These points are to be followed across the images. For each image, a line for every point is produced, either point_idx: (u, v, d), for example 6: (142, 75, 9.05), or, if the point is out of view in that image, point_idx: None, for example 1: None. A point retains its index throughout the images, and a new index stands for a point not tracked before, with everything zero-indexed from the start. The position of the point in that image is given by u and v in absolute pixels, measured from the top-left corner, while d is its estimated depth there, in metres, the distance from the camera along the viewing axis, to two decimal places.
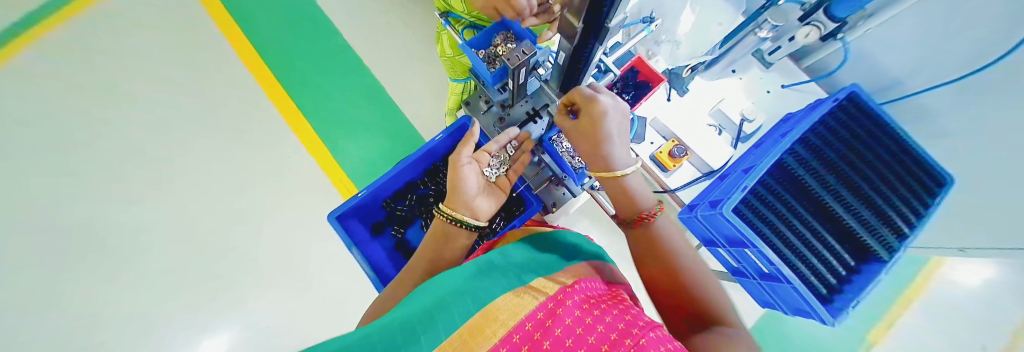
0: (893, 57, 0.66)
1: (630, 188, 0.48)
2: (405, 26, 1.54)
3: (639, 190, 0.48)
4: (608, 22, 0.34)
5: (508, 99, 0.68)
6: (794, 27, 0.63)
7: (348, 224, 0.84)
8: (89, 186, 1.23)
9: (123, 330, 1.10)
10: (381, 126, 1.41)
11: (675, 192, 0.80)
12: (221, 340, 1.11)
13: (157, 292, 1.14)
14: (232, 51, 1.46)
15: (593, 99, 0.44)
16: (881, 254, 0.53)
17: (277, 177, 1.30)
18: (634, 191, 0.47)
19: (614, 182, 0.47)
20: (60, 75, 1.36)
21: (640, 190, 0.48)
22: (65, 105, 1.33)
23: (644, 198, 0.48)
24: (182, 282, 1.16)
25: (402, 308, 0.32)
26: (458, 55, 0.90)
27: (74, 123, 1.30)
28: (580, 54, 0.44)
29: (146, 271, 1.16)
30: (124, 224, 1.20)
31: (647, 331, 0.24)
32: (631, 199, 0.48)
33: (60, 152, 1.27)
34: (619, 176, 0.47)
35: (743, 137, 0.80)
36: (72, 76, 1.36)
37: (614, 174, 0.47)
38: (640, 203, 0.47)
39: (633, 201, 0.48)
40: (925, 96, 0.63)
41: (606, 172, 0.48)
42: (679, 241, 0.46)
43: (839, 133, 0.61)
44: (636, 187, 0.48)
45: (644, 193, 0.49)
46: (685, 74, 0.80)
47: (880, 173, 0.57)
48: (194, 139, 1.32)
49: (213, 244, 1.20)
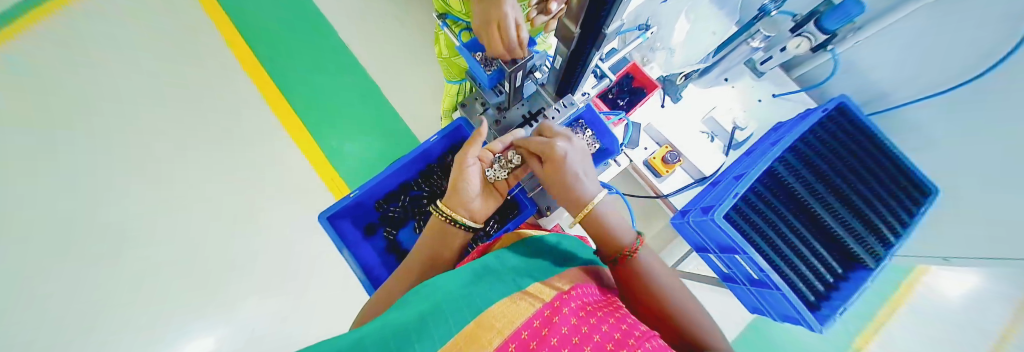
0: (880, 69, 0.68)
1: (606, 222, 0.49)
2: (400, 26, 1.54)
3: (615, 225, 0.49)
4: (606, 29, 0.34)
5: (504, 102, 0.68)
6: (785, 37, 0.66)
7: (339, 223, 0.83)
8: (52, 180, 1.15)
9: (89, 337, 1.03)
10: (373, 126, 1.40)
11: (668, 197, 0.81)
12: (192, 345, 1.05)
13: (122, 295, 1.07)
14: (222, 46, 1.44)
15: (549, 144, 0.51)
16: (868, 262, 0.54)
17: (265, 175, 1.27)
18: (608, 229, 0.48)
19: (591, 216, 0.50)
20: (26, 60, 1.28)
21: (615, 228, 0.49)
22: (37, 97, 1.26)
23: (623, 233, 0.48)
24: (151, 284, 1.09)
25: (395, 313, 0.31)
26: (453, 56, 0.90)
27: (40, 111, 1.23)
28: (577, 59, 0.44)
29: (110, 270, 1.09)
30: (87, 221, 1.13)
31: (642, 342, 0.23)
32: (609, 235, 0.49)
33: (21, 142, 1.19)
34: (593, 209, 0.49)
35: (733, 144, 0.81)
36: (42, 63, 1.30)
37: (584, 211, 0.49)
38: (621, 239, 0.48)
39: (612, 238, 0.48)
40: (910, 108, 0.65)
41: (582, 208, 0.51)
42: (658, 269, 0.45)
43: (828, 142, 0.63)
44: (612, 224, 0.49)
45: (620, 226, 0.49)
46: (678, 80, 0.81)
47: (867, 183, 0.58)
48: (176, 134, 1.28)
49: (190, 244, 1.16)
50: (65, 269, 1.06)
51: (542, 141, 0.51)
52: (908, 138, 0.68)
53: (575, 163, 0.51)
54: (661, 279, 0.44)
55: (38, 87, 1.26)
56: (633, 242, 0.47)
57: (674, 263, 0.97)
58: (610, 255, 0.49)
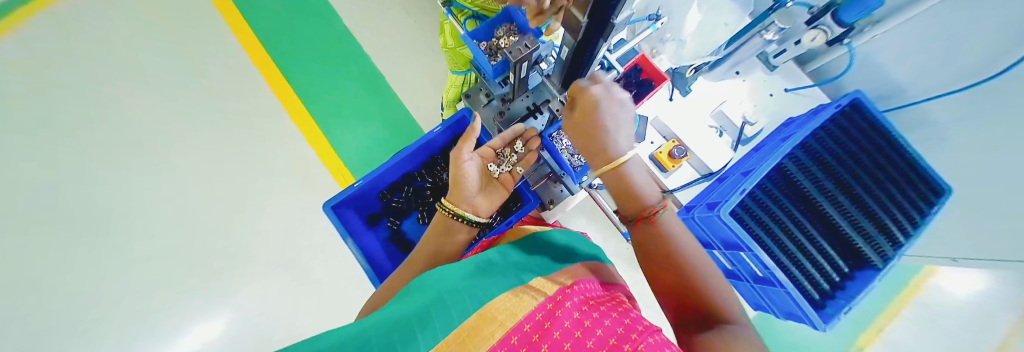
0: (898, 65, 0.66)
1: (632, 181, 0.48)
2: (405, 14, 1.52)
3: (640, 184, 0.48)
4: (614, 18, 0.33)
5: (509, 94, 0.67)
6: (800, 30, 0.63)
7: (344, 213, 0.83)
8: (60, 166, 1.17)
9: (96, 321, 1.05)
10: (378, 116, 1.40)
11: (674, 193, 0.79)
12: (200, 329, 1.08)
13: (130, 279, 1.10)
14: (227, 34, 1.44)
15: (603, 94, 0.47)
16: (876, 262, 0.53)
17: (269, 163, 1.28)
18: (635, 187, 0.48)
19: (619, 171, 0.48)
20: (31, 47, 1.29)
21: (643, 187, 0.48)
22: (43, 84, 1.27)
23: (649, 194, 0.48)
24: (159, 269, 1.12)
25: (399, 305, 0.31)
26: (458, 46, 0.89)
27: (46, 99, 1.24)
28: (584, 50, 0.43)
29: (119, 256, 1.11)
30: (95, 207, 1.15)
31: (645, 337, 0.23)
32: (634, 193, 0.48)
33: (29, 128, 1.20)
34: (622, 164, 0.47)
35: (743, 139, 0.79)
36: (47, 50, 1.30)
37: (615, 163, 0.47)
38: (645, 199, 0.47)
39: (638, 198, 0.47)
40: (926, 106, 0.63)
41: (610, 161, 0.48)
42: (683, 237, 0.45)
43: (840, 139, 0.61)
44: (638, 182, 0.48)
45: (647, 187, 0.48)
46: (688, 73, 0.77)
47: (879, 181, 0.57)
48: (181, 122, 1.29)
49: (197, 230, 1.18)
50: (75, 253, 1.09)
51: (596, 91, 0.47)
52: (923, 135, 0.66)
53: (610, 115, 0.48)
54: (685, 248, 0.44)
55: (47, 75, 1.28)
56: (656, 204, 0.47)
57: None
58: (633, 214, 0.49)
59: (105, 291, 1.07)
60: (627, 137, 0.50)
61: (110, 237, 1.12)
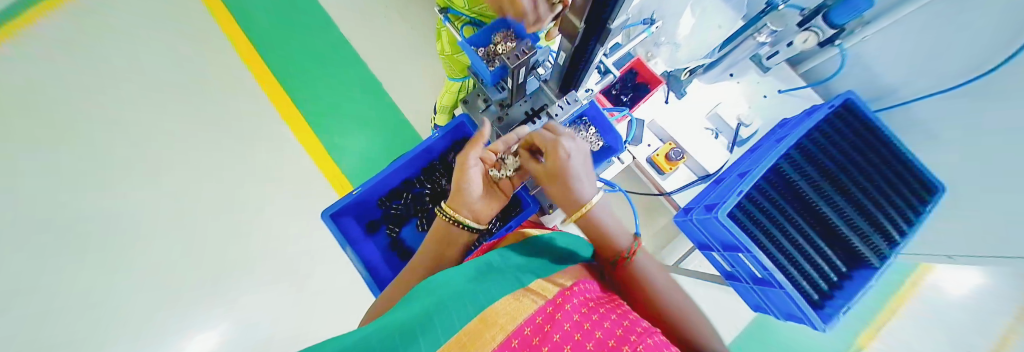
0: (888, 65, 0.68)
1: (602, 226, 0.48)
2: (402, 20, 1.53)
3: (610, 228, 0.49)
4: (611, 23, 0.33)
5: (507, 99, 0.67)
6: (791, 32, 0.65)
7: (342, 221, 0.83)
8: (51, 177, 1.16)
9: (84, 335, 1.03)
10: (375, 122, 1.40)
11: (671, 195, 0.80)
12: (194, 340, 1.06)
13: (120, 291, 1.08)
14: (223, 43, 1.44)
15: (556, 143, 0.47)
16: (873, 261, 0.53)
17: (265, 171, 1.28)
18: (606, 231, 0.48)
19: (585, 217, 0.48)
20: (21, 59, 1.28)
21: (614, 232, 0.48)
22: (34, 95, 1.25)
23: (620, 236, 0.48)
24: (152, 280, 1.10)
25: (399, 310, 0.31)
26: (456, 54, 0.89)
27: (37, 109, 1.23)
28: (581, 54, 0.43)
29: (110, 268, 1.09)
30: (85, 219, 1.13)
31: (644, 338, 0.23)
32: (605, 239, 0.48)
33: (20, 139, 1.19)
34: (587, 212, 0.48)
35: (738, 141, 0.79)
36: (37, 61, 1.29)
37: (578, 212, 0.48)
38: (617, 242, 0.47)
39: (608, 241, 0.48)
40: (916, 106, 0.64)
41: (577, 209, 0.49)
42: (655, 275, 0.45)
43: (833, 139, 0.62)
44: (606, 226, 0.49)
45: (617, 229, 0.49)
46: (683, 76, 0.82)
47: (873, 180, 0.58)
48: (175, 131, 1.28)
49: (191, 240, 1.16)
50: (65, 265, 1.07)
51: (548, 138, 0.48)
52: (915, 135, 0.67)
53: (576, 166, 0.48)
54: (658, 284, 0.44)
55: (39, 86, 1.27)
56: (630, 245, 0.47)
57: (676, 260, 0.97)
58: (606, 261, 0.49)
59: (96, 303, 1.05)
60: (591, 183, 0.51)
61: (101, 249, 1.10)
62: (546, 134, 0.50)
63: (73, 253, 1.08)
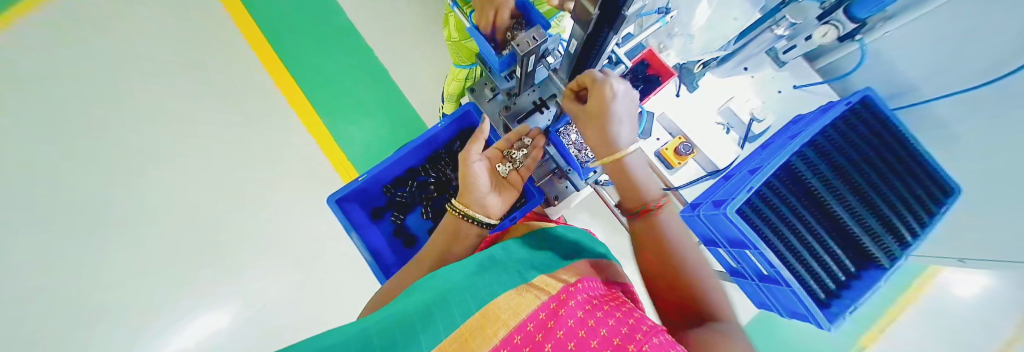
0: (910, 62, 0.65)
1: (634, 176, 0.48)
2: (408, 7, 1.51)
3: (643, 180, 0.48)
4: (626, 9, 0.32)
5: (515, 88, 0.66)
6: (810, 26, 0.62)
7: (347, 207, 0.83)
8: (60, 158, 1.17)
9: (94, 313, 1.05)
10: (380, 110, 1.40)
11: (678, 190, 0.78)
12: (200, 321, 1.08)
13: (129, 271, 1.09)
14: (229, 27, 1.43)
15: (604, 83, 0.45)
16: (883, 261, 0.52)
17: (271, 156, 1.28)
18: (640, 183, 0.47)
19: (620, 162, 0.48)
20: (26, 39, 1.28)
21: (648, 183, 0.48)
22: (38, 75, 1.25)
23: (650, 190, 0.48)
24: (160, 261, 1.12)
25: (401, 302, 0.31)
26: (464, 39, 0.88)
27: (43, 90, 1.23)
28: (593, 42, 0.42)
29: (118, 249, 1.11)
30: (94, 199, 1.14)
31: (650, 337, 0.23)
32: (637, 187, 0.48)
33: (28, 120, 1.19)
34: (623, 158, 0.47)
35: (750, 136, 0.78)
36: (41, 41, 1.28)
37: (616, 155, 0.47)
38: (646, 193, 0.47)
39: (639, 192, 0.47)
40: (936, 105, 0.62)
41: (613, 153, 0.48)
42: (681, 237, 0.45)
43: (848, 135, 0.61)
44: (639, 178, 0.48)
45: (650, 183, 0.48)
46: (696, 68, 0.78)
47: (888, 180, 0.56)
48: (182, 115, 1.29)
49: (198, 223, 1.18)
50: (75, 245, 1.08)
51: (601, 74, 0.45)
52: (933, 135, 0.65)
53: (619, 109, 0.47)
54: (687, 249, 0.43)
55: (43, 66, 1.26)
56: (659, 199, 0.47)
57: None
58: (630, 208, 0.49)
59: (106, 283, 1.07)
60: (632, 134, 0.50)
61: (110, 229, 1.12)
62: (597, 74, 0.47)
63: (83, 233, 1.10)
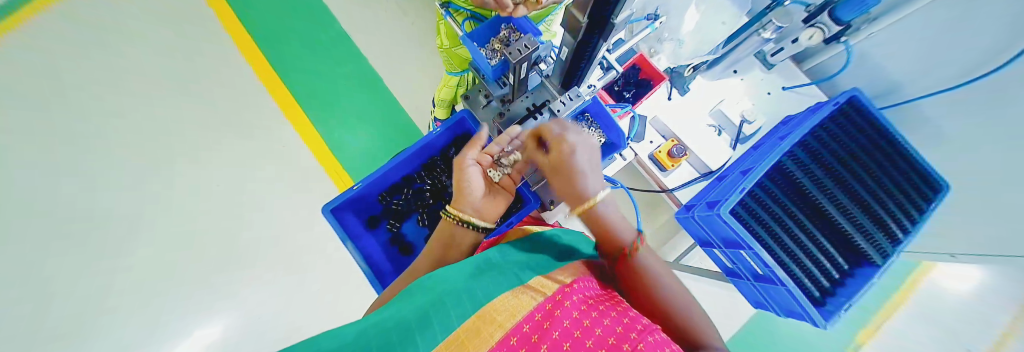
0: (894, 60, 0.67)
1: (606, 221, 0.48)
2: (403, 14, 1.52)
3: (616, 224, 0.48)
4: (613, 19, 0.33)
5: (509, 94, 0.67)
6: (797, 28, 0.64)
7: (342, 216, 0.82)
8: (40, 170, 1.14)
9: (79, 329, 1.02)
10: (375, 117, 1.40)
11: (673, 192, 0.80)
12: (190, 335, 1.06)
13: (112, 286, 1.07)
14: (222, 37, 1.43)
15: (560, 137, 0.50)
16: (875, 259, 0.53)
17: (264, 166, 1.27)
18: (610, 228, 0.47)
19: (591, 212, 0.48)
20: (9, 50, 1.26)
21: (620, 227, 0.47)
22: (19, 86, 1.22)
23: (623, 231, 0.47)
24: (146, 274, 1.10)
25: (397, 307, 0.31)
26: (453, 47, 0.89)
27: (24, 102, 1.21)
28: (583, 50, 0.43)
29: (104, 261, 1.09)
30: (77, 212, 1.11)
31: (645, 335, 0.23)
32: (610, 234, 0.47)
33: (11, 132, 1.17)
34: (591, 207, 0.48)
35: (741, 138, 0.79)
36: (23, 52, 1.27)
37: (583, 207, 0.48)
38: (622, 238, 0.46)
39: (613, 236, 0.47)
40: (922, 103, 0.64)
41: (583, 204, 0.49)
42: (657, 267, 0.45)
43: (837, 134, 0.62)
44: (611, 221, 0.48)
45: (621, 224, 0.48)
46: (687, 73, 0.78)
47: (876, 178, 0.57)
48: (169, 126, 1.27)
49: (188, 235, 1.16)
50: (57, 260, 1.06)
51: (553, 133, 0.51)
52: (921, 133, 0.66)
53: (582, 160, 0.50)
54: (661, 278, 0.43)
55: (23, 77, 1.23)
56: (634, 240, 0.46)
57: (677, 256, 0.96)
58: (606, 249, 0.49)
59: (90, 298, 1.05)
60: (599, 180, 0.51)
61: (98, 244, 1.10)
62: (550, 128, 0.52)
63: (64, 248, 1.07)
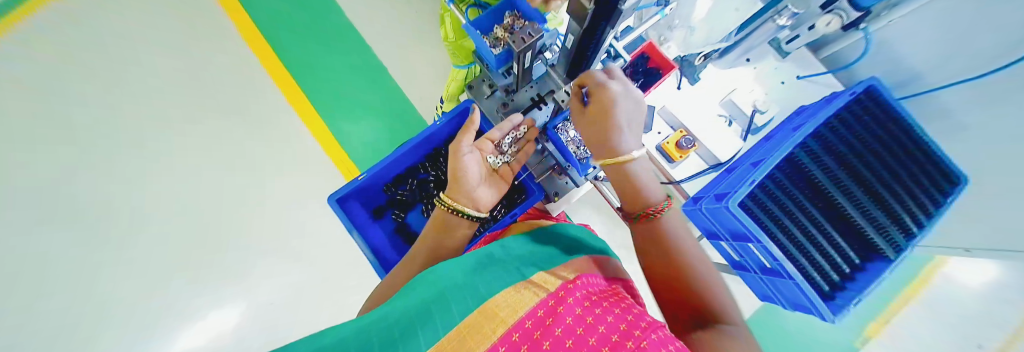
0: (917, 50, 0.64)
1: (639, 180, 0.48)
2: (408, 3, 1.50)
3: (648, 185, 0.48)
4: (622, 5, 0.32)
5: (513, 84, 0.65)
6: (814, 14, 0.61)
7: (348, 206, 0.83)
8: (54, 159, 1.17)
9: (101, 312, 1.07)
10: (380, 108, 1.40)
11: (680, 184, 0.79)
12: (204, 319, 1.10)
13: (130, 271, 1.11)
14: (226, 26, 1.42)
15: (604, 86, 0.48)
16: (888, 253, 0.52)
17: (271, 156, 1.29)
18: (642, 187, 0.48)
19: (622, 166, 0.48)
20: (25, 42, 1.29)
21: (649, 187, 0.48)
22: (36, 78, 1.26)
23: (654, 192, 0.48)
24: (162, 260, 1.14)
25: (399, 301, 0.31)
26: (460, 39, 0.87)
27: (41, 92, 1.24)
28: (590, 37, 0.42)
29: (122, 247, 1.13)
30: (93, 200, 1.15)
31: (648, 333, 0.23)
32: (640, 193, 0.48)
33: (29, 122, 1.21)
34: (626, 162, 0.47)
35: (753, 129, 0.77)
36: (39, 44, 1.30)
37: (617, 159, 0.47)
38: (649, 197, 0.47)
39: (642, 196, 0.48)
40: (944, 94, 0.61)
41: (615, 156, 0.48)
42: (683, 235, 0.45)
43: (852, 126, 0.60)
44: (642, 179, 0.48)
45: (653, 187, 0.48)
46: (698, 61, 0.76)
47: (892, 170, 0.56)
48: (179, 116, 1.30)
49: (200, 223, 1.19)
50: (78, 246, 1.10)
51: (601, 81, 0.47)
52: (940, 125, 0.64)
53: (622, 112, 0.48)
54: (685, 248, 0.44)
55: (38, 69, 1.27)
56: (662, 202, 0.47)
57: (682, 248, 0.96)
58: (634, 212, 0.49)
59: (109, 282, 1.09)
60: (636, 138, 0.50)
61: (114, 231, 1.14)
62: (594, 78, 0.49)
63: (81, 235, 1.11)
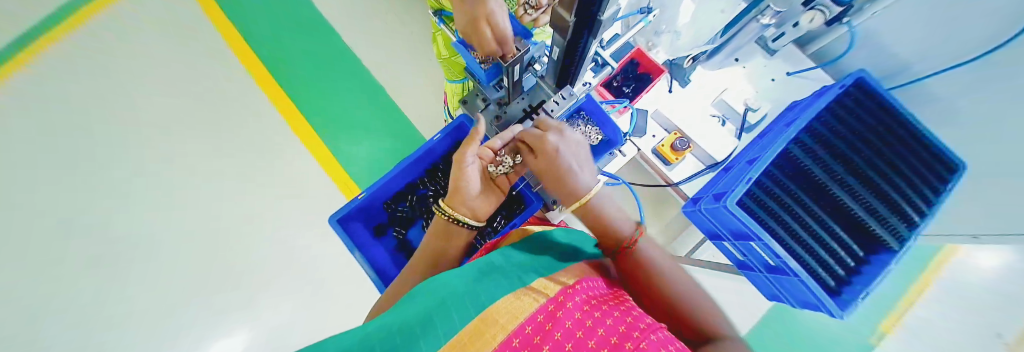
0: (898, 37, 0.64)
1: (605, 216, 0.49)
2: (403, 24, 1.54)
3: (615, 218, 0.49)
4: (601, 15, 0.33)
5: (505, 97, 0.67)
6: (797, 12, 0.62)
7: (350, 226, 0.84)
8: (67, 194, 1.22)
9: (109, 344, 1.08)
10: (379, 127, 1.42)
11: (678, 186, 0.79)
12: (211, 347, 1.11)
13: (137, 302, 1.13)
14: (226, 56, 1.46)
15: (543, 138, 0.52)
16: (891, 244, 0.51)
17: (273, 181, 1.31)
18: (608, 220, 0.48)
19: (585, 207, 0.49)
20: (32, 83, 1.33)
21: (617, 218, 0.49)
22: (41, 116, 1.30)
23: (622, 224, 0.48)
24: (169, 290, 1.16)
25: (401, 311, 0.31)
26: (452, 55, 0.90)
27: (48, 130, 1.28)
28: (575, 49, 0.44)
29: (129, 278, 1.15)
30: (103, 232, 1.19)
31: (647, 334, 0.23)
32: (610, 227, 0.48)
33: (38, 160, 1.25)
34: (588, 201, 0.49)
35: (746, 127, 0.77)
36: (46, 84, 1.34)
37: (580, 202, 0.49)
38: (621, 230, 0.48)
39: (612, 229, 0.48)
40: (932, 82, 0.62)
41: (577, 200, 0.50)
42: (653, 253, 0.46)
43: (846, 119, 0.60)
44: (610, 214, 0.49)
45: (620, 218, 0.49)
46: (685, 64, 0.78)
47: (888, 161, 0.56)
48: (181, 146, 1.32)
49: (204, 251, 1.21)
50: (87, 279, 1.13)
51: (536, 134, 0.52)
52: (935, 112, 0.64)
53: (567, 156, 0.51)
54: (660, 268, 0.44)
55: (44, 107, 1.31)
56: (634, 233, 0.47)
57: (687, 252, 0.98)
58: (610, 248, 0.49)
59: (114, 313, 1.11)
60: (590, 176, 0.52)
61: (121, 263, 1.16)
62: (535, 130, 0.54)
63: (93, 266, 1.14)
